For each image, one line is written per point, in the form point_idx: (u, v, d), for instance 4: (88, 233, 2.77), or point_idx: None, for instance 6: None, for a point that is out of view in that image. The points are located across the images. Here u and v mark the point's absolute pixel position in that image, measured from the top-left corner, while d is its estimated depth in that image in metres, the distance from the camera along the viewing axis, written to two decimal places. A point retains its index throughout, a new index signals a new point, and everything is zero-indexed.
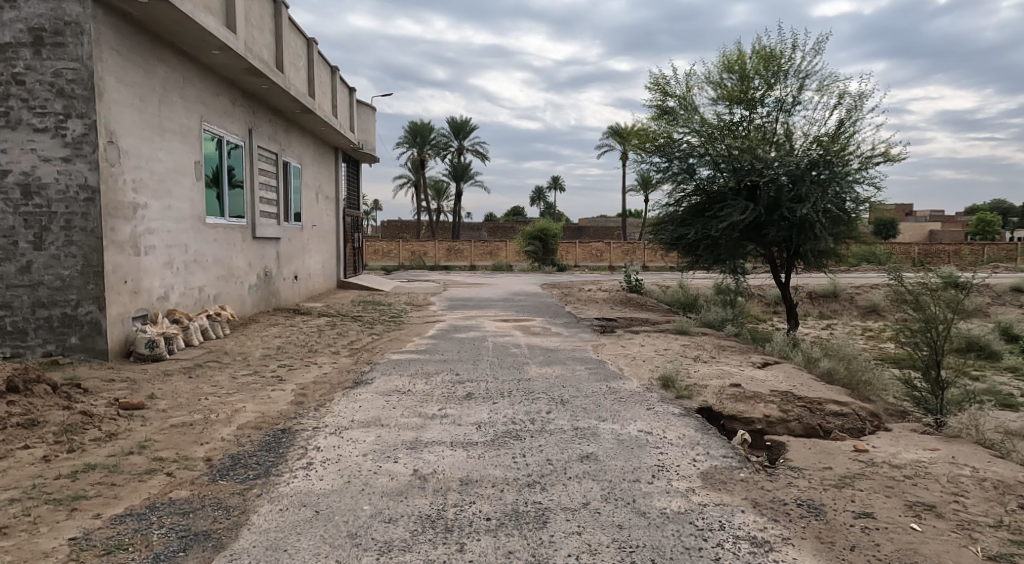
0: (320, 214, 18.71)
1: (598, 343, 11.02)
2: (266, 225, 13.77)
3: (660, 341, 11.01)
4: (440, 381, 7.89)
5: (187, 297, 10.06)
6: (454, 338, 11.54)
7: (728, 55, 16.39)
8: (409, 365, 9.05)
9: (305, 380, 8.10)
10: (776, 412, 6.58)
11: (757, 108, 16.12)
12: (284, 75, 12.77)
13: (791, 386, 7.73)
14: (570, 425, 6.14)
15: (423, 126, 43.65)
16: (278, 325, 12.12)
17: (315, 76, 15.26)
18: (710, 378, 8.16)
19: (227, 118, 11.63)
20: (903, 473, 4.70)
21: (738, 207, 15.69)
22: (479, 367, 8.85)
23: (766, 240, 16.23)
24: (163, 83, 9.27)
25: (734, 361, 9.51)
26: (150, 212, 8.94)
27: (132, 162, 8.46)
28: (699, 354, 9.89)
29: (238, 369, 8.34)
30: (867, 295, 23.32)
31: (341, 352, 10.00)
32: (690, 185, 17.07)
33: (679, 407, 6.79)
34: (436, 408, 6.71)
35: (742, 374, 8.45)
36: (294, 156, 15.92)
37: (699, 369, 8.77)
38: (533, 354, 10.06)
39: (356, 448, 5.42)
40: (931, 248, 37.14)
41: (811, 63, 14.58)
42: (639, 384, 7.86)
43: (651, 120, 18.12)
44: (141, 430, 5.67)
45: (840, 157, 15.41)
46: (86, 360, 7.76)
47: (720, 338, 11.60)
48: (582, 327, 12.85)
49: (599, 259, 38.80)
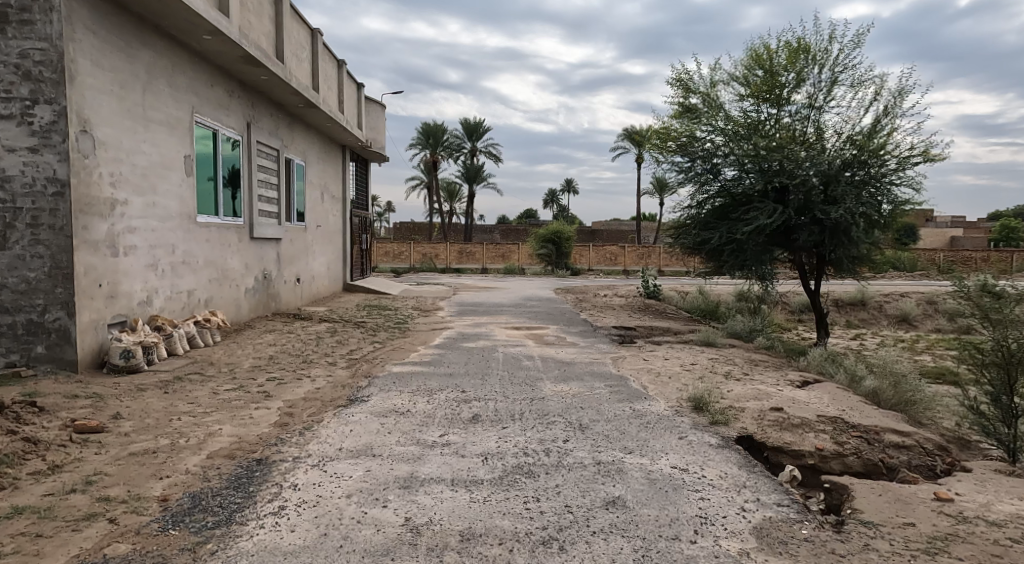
0: (325, 214, 17.96)
1: (618, 355, 10.17)
2: (266, 225, 13.03)
3: (685, 354, 10.12)
4: (444, 401, 7.08)
5: (174, 302, 9.30)
6: (463, 348, 10.75)
7: (755, 49, 15.47)
8: (412, 380, 8.23)
9: (296, 396, 7.32)
10: (830, 444, 5.70)
11: (786, 104, 15.19)
12: (285, 66, 12.02)
13: (839, 411, 6.84)
14: (592, 459, 5.30)
15: (435, 126, 42.90)
16: (275, 331, 11.35)
17: (319, 68, 14.50)
18: (746, 400, 7.29)
19: (221, 110, 10.88)
20: (1007, 535, 3.85)
21: (766, 209, 14.73)
22: (490, 383, 8.02)
23: (795, 245, 15.25)
24: (148, 69, 8.54)
25: (770, 379, 8.63)
26: (131, 209, 8.20)
27: (110, 155, 7.73)
28: (730, 371, 9.02)
29: (223, 383, 7.55)
30: (897, 304, 22.32)
31: (338, 363, 9.21)
32: (714, 187, 16.18)
33: (716, 437, 5.92)
34: (438, 434, 5.89)
35: (781, 395, 7.56)
36: (297, 153, 15.20)
37: (733, 389, 7.89)
38: (548, 367, 9.22)
39: (340, 487, 4.60)
40: (958, 255, 36.07)
41: (846, 57, 13.63)
42: (667, 406, 7.00)
43: (673, 118, 17.25)
44: (94, 460, 4.89)
45: (876, 156, 14.46)
46: (52, 372, 7.01)
47: (750, 352, 10.69)
48: (601, 337, 12.00)
49: (614, 263, 38.02)
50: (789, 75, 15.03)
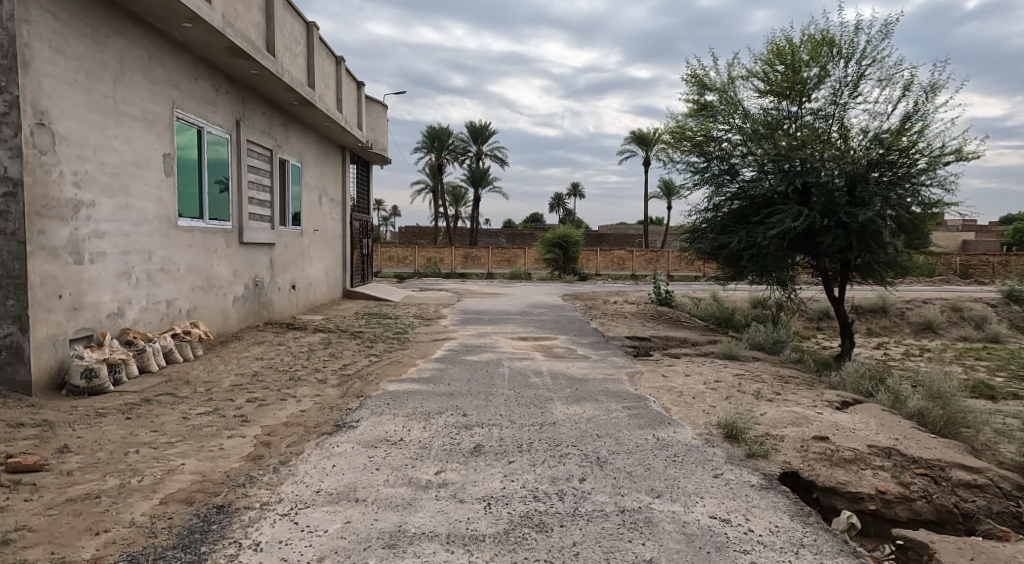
0: (323, 217, 17.21)
1: (634, 371, 9.33)
2: (257, 229, 12.27)
3: (707, 370, 9.27)
4: (442, 427, 6.28)
5: (150, 313, 8.53)
6: (465, 361, 9.95)
7: (776, 43, 14.67)
8: (408, 401, 7.44)
9: (277, 421, 6.53)
10: (894, 486, 4.90)
11: (809, 100, 14.38)
12: (276, 59, 11.27)
13: (892, 441, 6.01)
14: (614, 505, 4.48)
15: (440, 129, 42.28)
16: (264, 344, 10.56)
17: (315, 65, 13.76)
18: (784, 426, 6.47)
19: (206, 105, 10.12)
20: None
21: (790, 211, 13.91)
22: (494, 405, 7.19)
23: (819, 250, 14.39)
24: (120, 58, 7.79)
25: (804, 399, 7.78)
26: (99, 211, 7.43)
27: (74, 151, 6.97)
28: (759, 390, 8.18)
29: (196, 405, 6.77)
30: (919, 310, 21.45)
31: (328, 381, 8.41)
32: (732, 188, 15.44)
33: (757, 475, 5.09)
34: (433, 471, 5.10)
35: (822, 421, 6.72)
36: (292, 154, 14.45)
37: (766, 412, 7.06)
38: (558, 385, 8.40)
39: (311, 547, 3.82)
40: (972, 258, 35.15)
41: (874, 49, 12.80)
42: (695, 434, 6.18)
43: (688, 117, 16.48)
44: (21, 510, 4.13)
45: (905, 155, 13.61)
46: (2, 395, 6.26)
47: (777, 367, 9.83)
48: (614, 349, 11.18)
49: (622, 267, 36.74)
50: (812, 69, 14.22)
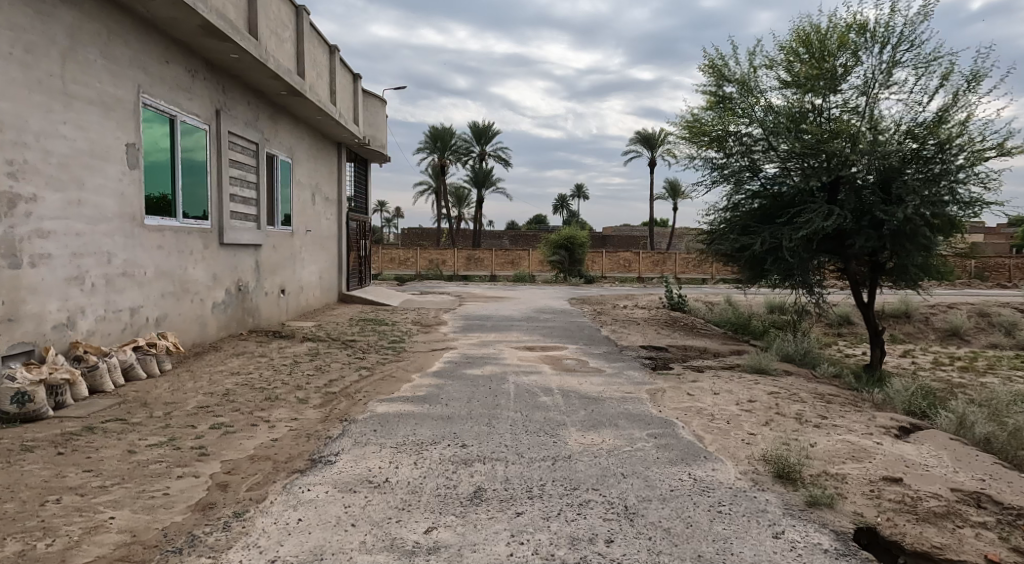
0: (317, 217, 16.20)
1: (656, 389, 8.30)
2: (240, 229, 11.26)
3: (738, 388, 8.24)
4: (438, 464, 5.28)
5: (110, 322, 7.53)
6: (467, 376, 8.94)
7: (801, 29, 13.67)
8: (399, 426, 6.45)
9: (242, 454, 5.53)
10: (1006, 554, 3.93)
11: (837, 91, 13.37)
12: (259, 42, 10.26)
13: (978, 483, 5.00)
14: None
15: (443, 129, 41.42)
16: (244, 356, 9.55)
17: (306, 52, 12.78)
18: (843, 462, 5.45)
19: (179, 92, 9.12)
20: None
21: (819, 210, 12.92)
22: (498, 433, 6.19)
23: (849, 252, 13.37)
24: (71, 32, 6.82)
25: (855, 423, 6.76)
26: (42, 207, 6.50)
27: (7, 135, 6.10)
28: (801, 412, 7.16)
29: (151, 433, 5.79)
30: (944, 316, 20.42)
31: (311, 401, 7.40)
32: (754, 186, 14.45)
33: (828, 536, 4.10)
34: (425, 529, 4.11)
35: (885, 455, 5.71)
36: (281, 149, 13.47)
37: (817, 442, 6.03)
38: (570, 405, 7.40)
39: None
40: (989, 261, 33.95)
41: (911, 35, 11.80)
42: (738, 474, 5.17)
43: (705, 110, 15.48)
44: None
45: (942, 151, 12.58)
46: None
47: (814, 384, 8.81)
48: (630, 362, 10.17)
49: (628, 269, 35.67)
50: (840, 58, 13.22)
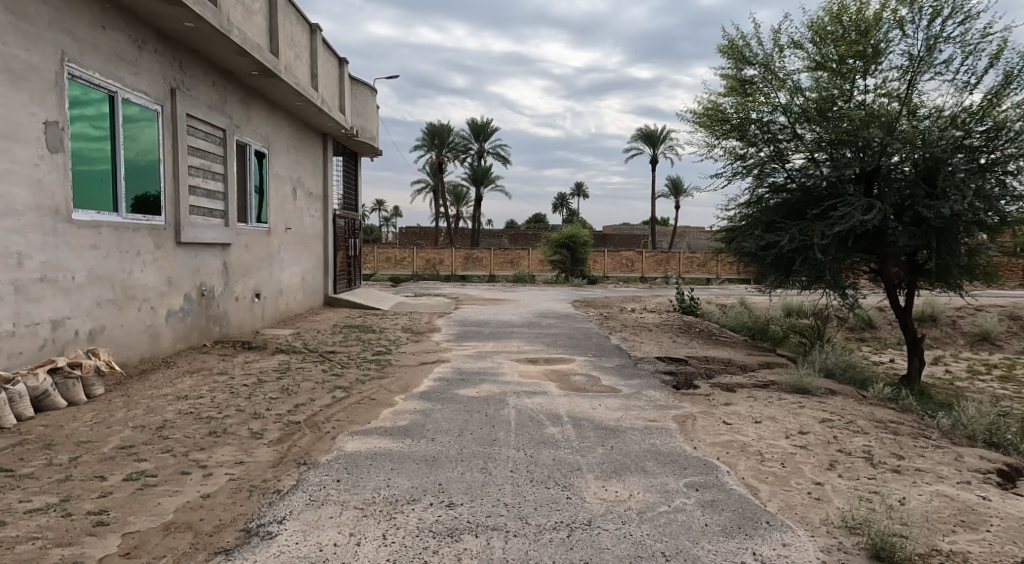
0: (298, 213, 14.75)
1: (686, 415, 6.92)
2: (203, 226, 9.86)
3: (782, 415, 6.87)
4: (413, 539, 3.94)
5: (20, 340, 6.21)
6: (459, 398, 7.58)
7: (833, 3, 12.31)
8: (368, 473, 5.08)
9: (156, 519, 4.19)
10: None
11: (874, 71, 12.03)
12: (218, 8, 8.87)
13: None
14: None
15: (442, 126, 40.01)
16: (200, 374, 8.18)
17: (280, 27, 11.38)
18: (953, 532, 4.10)
19: (121, 64, 7.75)
20: None
21: (856, 204, 11.56)
22: (495, 484, 4.85)
23: (888, 250, 12.02)
24: None
25: (940, 464, 5.44)
26: None
27: None
28: (868, 448, 5.83)
29: (40, 489, 4.44)
30: (973, 320, 19.10)
31: (267, 435, 6.02)
32: (778, 179, 13.16)
33: None
34: None
35: (1002, 517, 4.38)
36: (254, 137, 12.06)
37: (906, 496, 4.69)
38: (585, 439, 6.04)
39: None
40: None
41: (963, 6, 10.45)
42: (820, 554, 3.83)
43: (724, 96, 14.11)
44: None
45: (993, 138, 11.24)
46: None
47: (869, 408, 7.46)
48: (649, 378, 8.80)
49: (632, 269, 34.29)
50: (878, 35, 11.88)
